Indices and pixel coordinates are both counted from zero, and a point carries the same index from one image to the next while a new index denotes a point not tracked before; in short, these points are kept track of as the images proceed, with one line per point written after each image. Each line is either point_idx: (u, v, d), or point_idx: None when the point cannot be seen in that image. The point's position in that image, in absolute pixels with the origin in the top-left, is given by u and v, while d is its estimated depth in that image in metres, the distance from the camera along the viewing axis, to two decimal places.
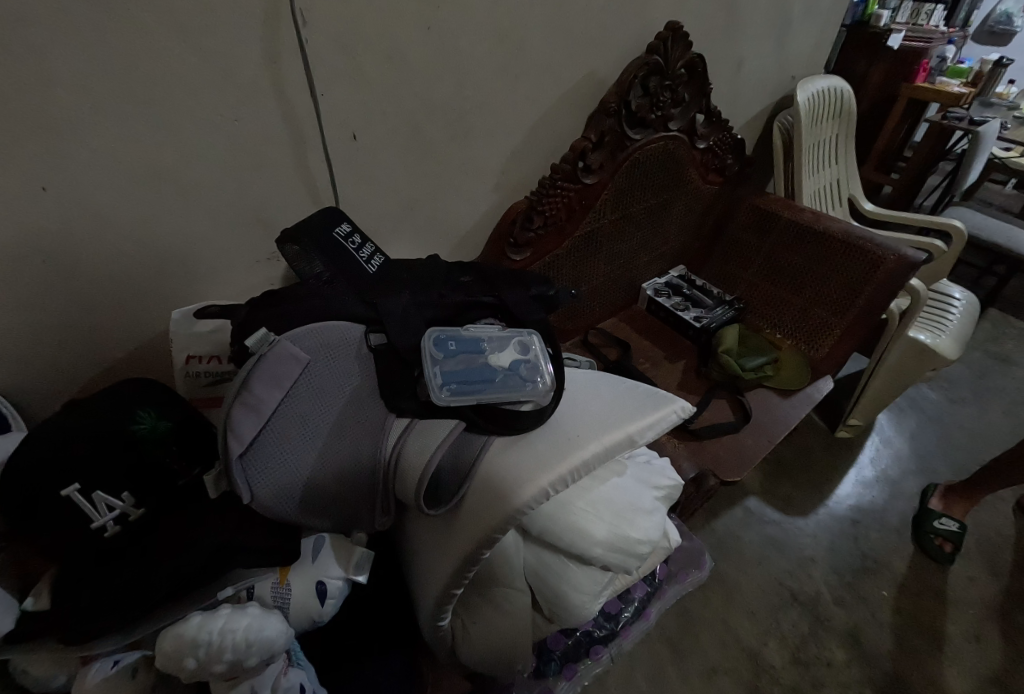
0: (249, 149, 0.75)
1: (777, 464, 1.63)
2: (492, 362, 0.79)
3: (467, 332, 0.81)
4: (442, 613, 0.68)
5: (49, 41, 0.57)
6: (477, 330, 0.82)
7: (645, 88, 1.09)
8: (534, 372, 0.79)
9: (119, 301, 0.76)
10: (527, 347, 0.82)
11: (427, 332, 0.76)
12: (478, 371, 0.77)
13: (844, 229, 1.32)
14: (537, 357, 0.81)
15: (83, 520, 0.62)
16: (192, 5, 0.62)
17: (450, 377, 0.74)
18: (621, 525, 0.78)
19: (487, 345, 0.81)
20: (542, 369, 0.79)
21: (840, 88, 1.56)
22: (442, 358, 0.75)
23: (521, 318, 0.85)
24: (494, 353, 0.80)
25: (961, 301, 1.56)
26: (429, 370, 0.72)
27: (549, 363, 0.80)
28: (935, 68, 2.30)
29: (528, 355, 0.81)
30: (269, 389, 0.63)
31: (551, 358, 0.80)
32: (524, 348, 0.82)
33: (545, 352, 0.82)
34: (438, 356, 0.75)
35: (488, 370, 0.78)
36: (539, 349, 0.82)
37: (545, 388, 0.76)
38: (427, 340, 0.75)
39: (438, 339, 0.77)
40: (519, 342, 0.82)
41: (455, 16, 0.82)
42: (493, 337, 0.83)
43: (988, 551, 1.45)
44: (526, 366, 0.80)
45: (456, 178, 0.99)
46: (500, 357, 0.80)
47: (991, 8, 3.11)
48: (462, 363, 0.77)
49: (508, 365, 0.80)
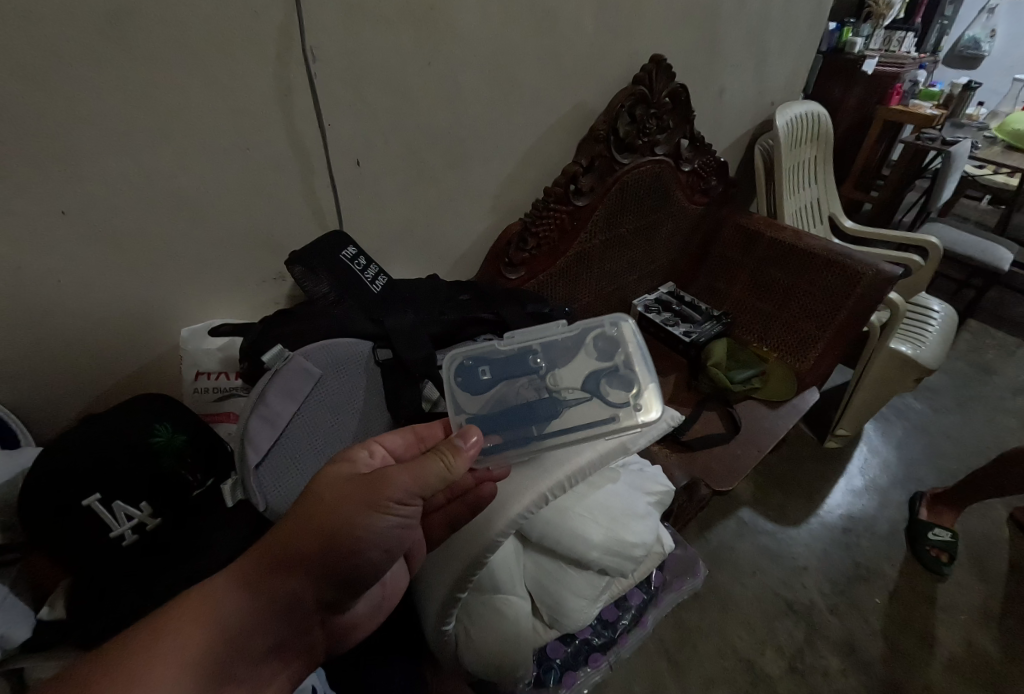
0: (259, 176, 0.79)
1: (768, 474, 1.67)
2: (554, 381, 0.77)
3: (511, 339, 0.79)
4: (447, 617, 0.71)
5: (79, 78, 0.62)
6: (532, 332, 0.80)
7: (632, 116, 1.15)
8: (604, 387, 0.77)
9: (129, 319, 0.79)
10: (600, 348, 0.80)
11: (451, 358, 0.77)
12: (533, 393, 0.75)
13: (824, 247, 1.38)
14: (617, 364, 0.79)
15: (103, 529, 0.67)
16: (210, 44, 0.67)
17: (492, 409, 0.73)
18: (616, 529, 0.84)
19: (546, 351, 0.80)
20: (625, 383, 0.77)
21: (816, 111, 1.64)
22: (485, 383, 0.76)
23: (603, 320, 0.81)
24: (555, 364, 0.78)
25: (940, 313, 1.62)
26: (453, 410, 0.72)
27: (628, 377, 0.78)
28: (909, 91, 2.38)
29: (601, 362, 0.79)
30: (283, 403, 0.74)
31: (634, 368, 0.78)
32: (592, 354, 0.80)
33: (626, 356, 0.80)
34: (482, 380, 0.76)
35: (547, 390, 0.75)
36: (625, 357, 0.80)
37: (617, 407, 0.75)
38: (448, 367, 0.77)
39: (468, 364, 0.78)
40: (590, 345, 0.80)
41: (453, 53, 0.87)
42: (555, 336, 0.80)
43: (977, 556, 1.49)
44: (608, 380, 0.78)
45: (455, 202, 1.04)
46: (565, 373, 0.78)
47: (958, 34, 3.20)
48: (512, 385, 0.76)
49: (581, 382, 0.77)
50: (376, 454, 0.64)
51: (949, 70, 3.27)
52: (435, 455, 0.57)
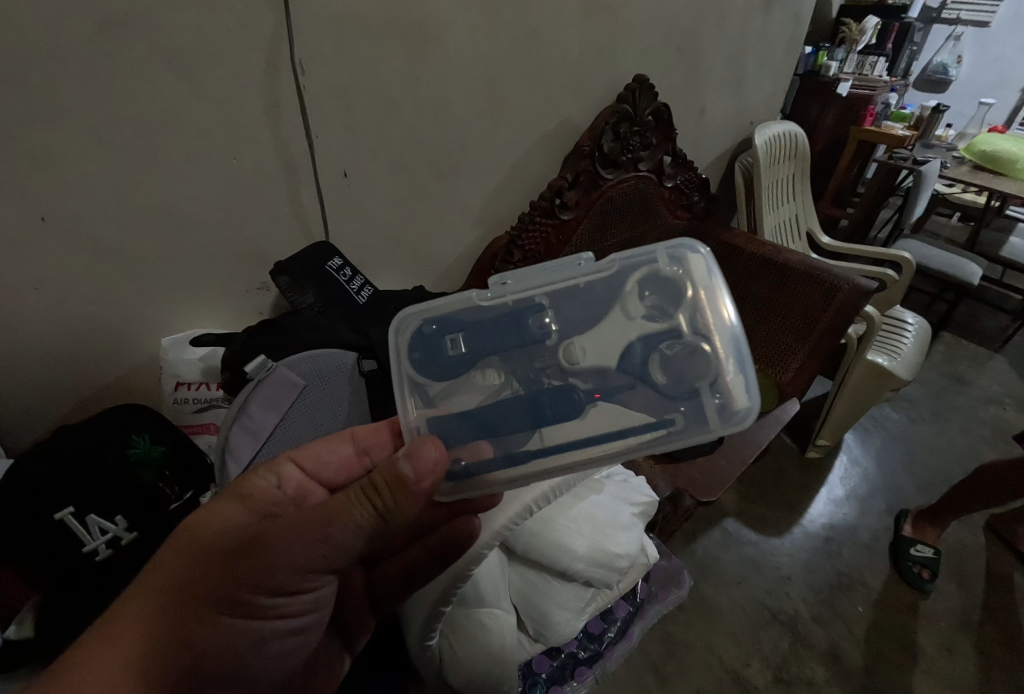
0: (245, 186, 0.79)
1: (752, 485, 1.69)
2: (570, 357, 0.64)
3: (500, 290, 0.61)
4: (430, 634, 0.70)
5: (63, 86, 0.61)
6: (538, 278, 0.62)
7: (616, 133, 1.17)
8: (654, 364, 0.63)
9: (108, 328, 0.78)
10: (647, 301, 0.64)
11: (400, 319, 0.62)
12: (538, 379, 0.64)
13: (801, 263, 1.41)
14: (678, 326, 0.63)
15: (76, 544, 0.66)
16: (197, 58, 0.68)
17: (488, 400, 0.62)
18: (602, 540, 0.85)
19: (562, 306, 0.65)
20: (679, 360, 0.62)
21: (793, 131, 1.69)
22: (460, 358, 0.64)
23: (656, 254, 0.64)
24: (577, 329, 0.65)
25: (913, 325, 1.66)
26: (401, 400, 0.60)
27: (690, 353, 0.61)
28: (882, 113, 2.46)
29: (651, 322, 0.64)
30: (264, 414, 0.74)
31: (699, 334, 0.61)
32: (637, 312, 0.65)
33: (691, 310, 0.63)
34: (463, 350, 0.64)
35: (562, 370, 0.64)
36: (686, 316, 0.63)
37: (677, 399, 0.60)
38: (400, 338, 0.63)
39: (436, 333, 0.64)
40: (633, 296, 0.65)
41: (440, 68, 0.89)
42: (574, 280, 0.63)
43: (955, 564, 1.51)
44: (660, 355, 0.63)
45: (442, 214, 1.05)
46: (585, 346, 0.64)
47: (927, 59, 3.33)
48: (511, 364, 0.64)
49: (620, 360, 0.63)
50: (289, 482, 0.57)
51: (919, 93, 3.40)
52: (351, 498, 0.50)
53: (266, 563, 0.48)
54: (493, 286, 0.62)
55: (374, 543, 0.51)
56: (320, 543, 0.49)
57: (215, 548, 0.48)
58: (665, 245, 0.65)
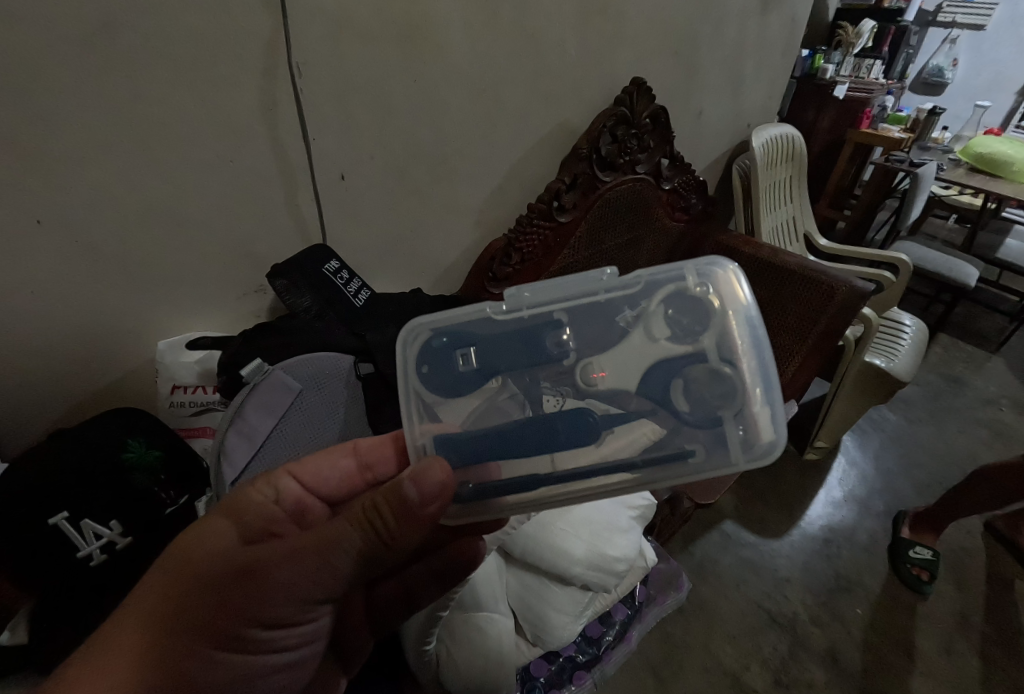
0: (242, 189, 0.79)
1: (750, 487, 1.69)
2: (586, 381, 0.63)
3: (515, 301, 0.61)
4: (427, 636, 0.73)
5: (59, 89, 0.61)
6: (555, 292, 0.61)
7: (614, 135, 1.17)
8: (677, 390, 0.60)
9: (103, 331, 0.78)
10: (671, 322, 0.62)
11: (410, 328, 0.61)
12: (535, 388, 0.64)
13: (800, 264, 1.40)
14: (704, 352, 0.60)
15: (70, 549, 0.65)
16: (194, 61, 0.67)
17: (487, 409, 0.62)
18: (599, 543, 0.85)
19: (579, 322, 0.64)
20: (702, 385, 0.59)
21: (790, 133, 1.69)
22: (470, 370, 0.62)
23: (683, 272, 0.62)
24: (591, 349, 0.64)
25: (911, 327, 1.66)
26: (403, 399, 0.59)
27: (718, 380, 0.59)
28: (879, 115, 2.47)
29: (676, 345, 0.61)
30: (260, 418, 0.74)
31: (728, 361, 0.59)
32: (661, 334, 0.62)
33: (720, 334, 0.60)
34: (474, 364, 0.62)
35: (578, 394, 0.63)
36: (712, 342, 0.60)
37: (698, 426, 0.58)
38: (410, 345, 0.61)
39: (439, 339, 0.62)
40: (657, 315, 0.62)
41: (437, 72, 0.89)
42: (594, 295, 0.61)
43: (953, 565, 1.51)
44: (687, 382, 0.60)
45: (439, 217, 1.04)
46: (603, 366, 0.63)
47: (923, 62, 3.35)
48: (515, 373, 0.64)
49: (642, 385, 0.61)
50: (287, 496, 0.56)
51: (915, 96, 3.42)
52: (353, 520, 0.50)
53: (268, 583, 0.48)
54: (509, 298, 0.61)
55: (376, 565, 0.52)
56: (321, 564, 0.49)
57: (215, 568, 0.48)
58: (695, 263, 0.62)
